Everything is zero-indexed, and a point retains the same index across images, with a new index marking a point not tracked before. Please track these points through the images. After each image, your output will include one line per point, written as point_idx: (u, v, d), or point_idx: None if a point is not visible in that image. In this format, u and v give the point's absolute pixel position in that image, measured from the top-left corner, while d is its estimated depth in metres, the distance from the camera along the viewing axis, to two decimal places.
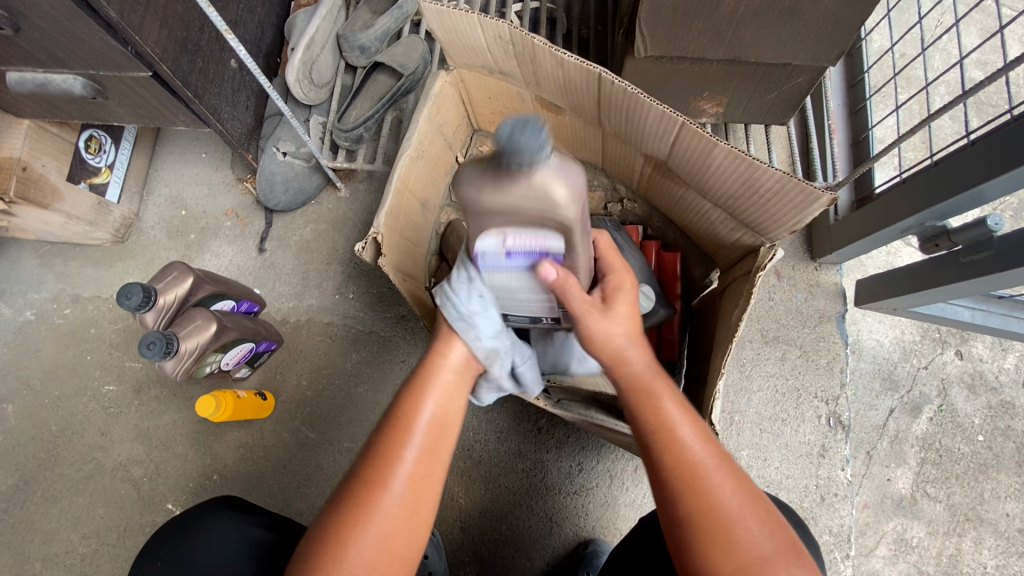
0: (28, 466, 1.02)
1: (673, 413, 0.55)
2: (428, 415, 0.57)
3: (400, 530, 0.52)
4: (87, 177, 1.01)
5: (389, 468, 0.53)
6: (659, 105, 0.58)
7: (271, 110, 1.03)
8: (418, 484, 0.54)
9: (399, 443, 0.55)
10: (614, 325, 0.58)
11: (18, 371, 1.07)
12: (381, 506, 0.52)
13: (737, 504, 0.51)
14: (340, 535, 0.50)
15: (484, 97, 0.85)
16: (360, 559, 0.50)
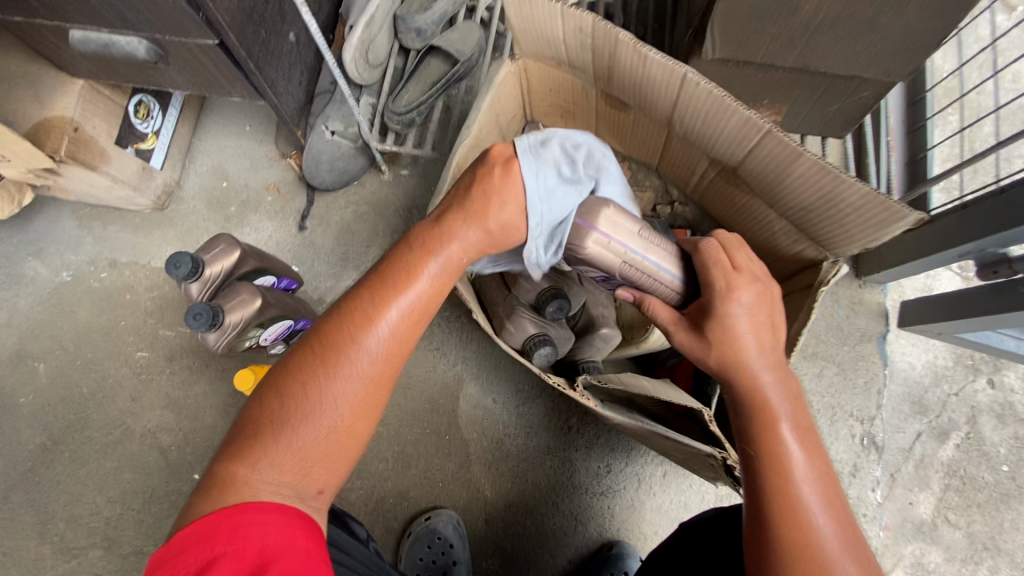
0: (57, 426, 1.03)
1: (788, 441, 0.54)
2: (419, 290, 0.55)
3: (368, 399, 0.53)
4: (134, 142, 1.00)
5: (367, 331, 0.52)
6: (744, 110, 0.57)
7: (321, 87, 1.02)
8: (391, 353, 0.54)
9: (383, 307, 0.54)
10: (740, 333, 0.56)
11: (52, 331, 1.07)
12: (355, 366, 0.52)
13: (836, 546, 0.50)
14: (305, 390, 0.51)
15: (545, 88, 0.83)
16: (317, 424, 0.51)
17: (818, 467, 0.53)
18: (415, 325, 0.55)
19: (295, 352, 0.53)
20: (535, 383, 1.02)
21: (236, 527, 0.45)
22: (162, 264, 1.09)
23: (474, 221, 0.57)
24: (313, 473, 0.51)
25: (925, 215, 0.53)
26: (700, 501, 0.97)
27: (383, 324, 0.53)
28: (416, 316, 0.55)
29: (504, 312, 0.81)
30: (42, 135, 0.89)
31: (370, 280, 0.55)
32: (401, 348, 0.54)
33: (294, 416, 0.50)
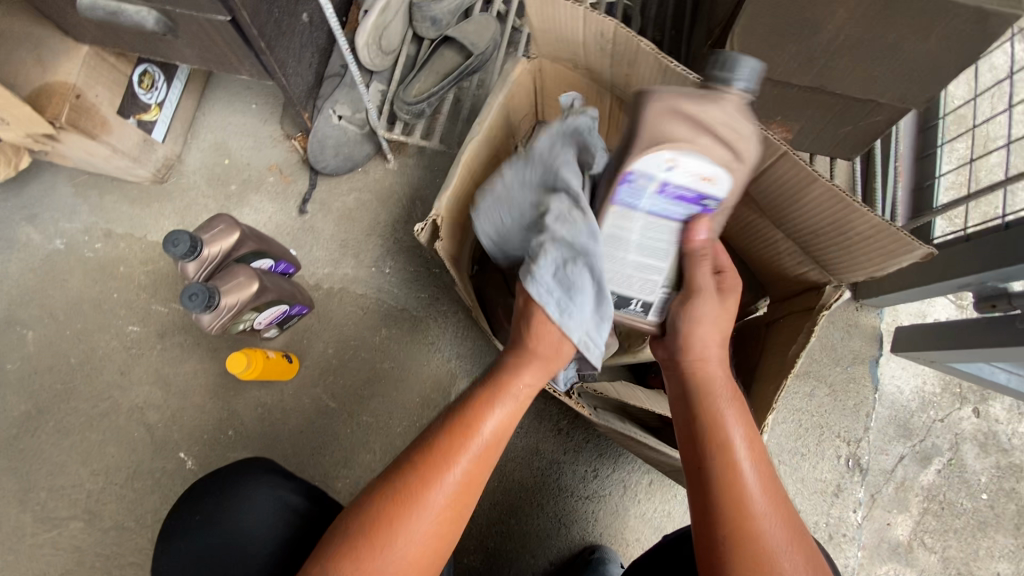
0: (43, 396, 1.02)
1: (732, 427, 0.58)
2: (489, 430, 0.57)
3: (439, 538, 0.55)
4: (136, 112, 0.99)
5: (446, 471, 0.55)
6: (762, 129, 0.57)
7: (331, 71, 1.00)
8: (467, 487, 0.56)
9: (457, 448, 0.56)
10: (703, 331, 0.61)
11: (42, 299, 1.05)
12: (430, 503, 0.54)
13: (773, 527, 0.54)
14: (380, 527, 0.53)
15: (560, 90, 0.83)
16: (393, 557, 0.53)
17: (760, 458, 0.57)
18: (482, 466, 0.56)
19: (371, 493, 0.55)
20: None
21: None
22: (158, 238, 1.07)
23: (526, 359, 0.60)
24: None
25: (933, 249, 0.54)
26: (685, 511, 0.98)
27: (462, 463, 0.55)
28: (485, 457, 0.57)
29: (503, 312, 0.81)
30: (43, 99, 0.87)
31: (444, 418, 0.58)
32: (472, 485, 0.56)
33: (371, 549, 0.52)
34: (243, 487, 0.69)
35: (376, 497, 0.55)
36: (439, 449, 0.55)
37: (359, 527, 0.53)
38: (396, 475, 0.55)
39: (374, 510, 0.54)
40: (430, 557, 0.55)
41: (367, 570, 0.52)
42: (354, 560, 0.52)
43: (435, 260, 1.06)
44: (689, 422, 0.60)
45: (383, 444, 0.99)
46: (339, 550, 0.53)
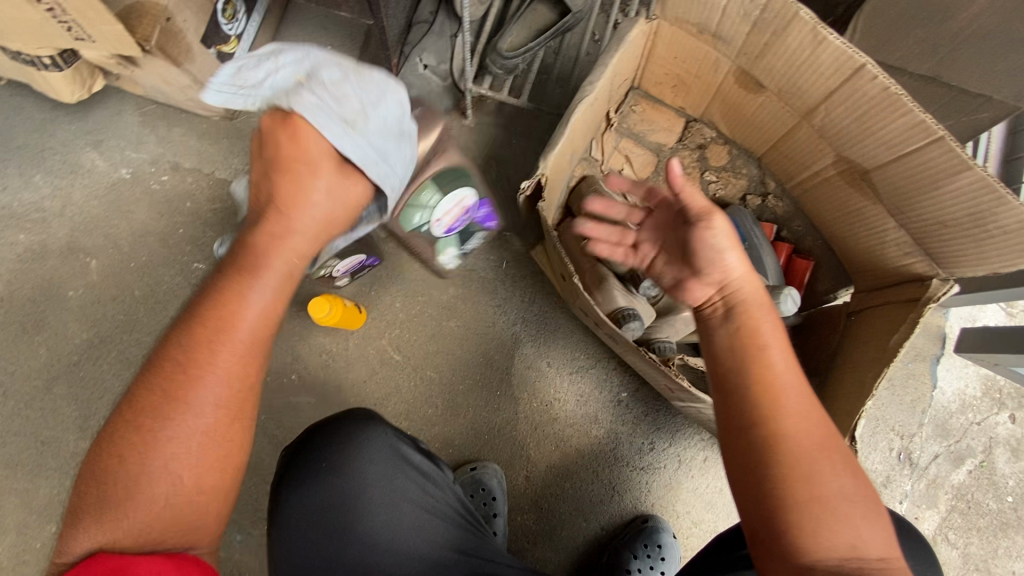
0: (106, 325, 1.01)
1: (772, 348, 0.56)
2: (257, 304, 0.53)
3: (217, 438, 0.52)
4: (217, 43, 0.95)
5: (204, 353, 0.51)
6: (917, 111, 0.56)
7: (420, 17, 0.98)
8: (248, 355, 0.53)
9: (214, 332, 0.52)
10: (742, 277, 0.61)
11: (106, 228, 1.04)
12: (194, 401, 0.51)
13: (811, 440, 0.51)
14: (142, 447, 0.50)
15: (671, 56, 0.81)
16: (166, 467, 0.50)
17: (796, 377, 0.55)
18: (254, 349, 0.53)
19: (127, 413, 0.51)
20: (592, 353, 1.02)
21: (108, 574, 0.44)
22: (226, 175, 1.05)
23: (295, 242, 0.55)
24: (180, 520, 0.50)
25: None
26: None
27: (228, 346, 0.52)
28: (259, 329, 0.54)
29: (592, 280, 0.81)
30: (134, 19, 0.83)
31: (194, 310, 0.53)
32: (247, 371, 0.53)
33: (141, 468, 0.49)
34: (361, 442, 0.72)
35: (130, 423, 0.50)
36: (197, 341, 0.51)
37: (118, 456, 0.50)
38: (159, 384, 0.51)
39: (133, 431, 0.50)
40: (220, 466, 0.52)
41: (135, 498, 0.49)
42: (132, 486, 0.49)
43: (506, 223, 1.05)
44: (730, 344, 0.58)
45: (443, 400, 1.00)
46: (107, 483, 0.49)
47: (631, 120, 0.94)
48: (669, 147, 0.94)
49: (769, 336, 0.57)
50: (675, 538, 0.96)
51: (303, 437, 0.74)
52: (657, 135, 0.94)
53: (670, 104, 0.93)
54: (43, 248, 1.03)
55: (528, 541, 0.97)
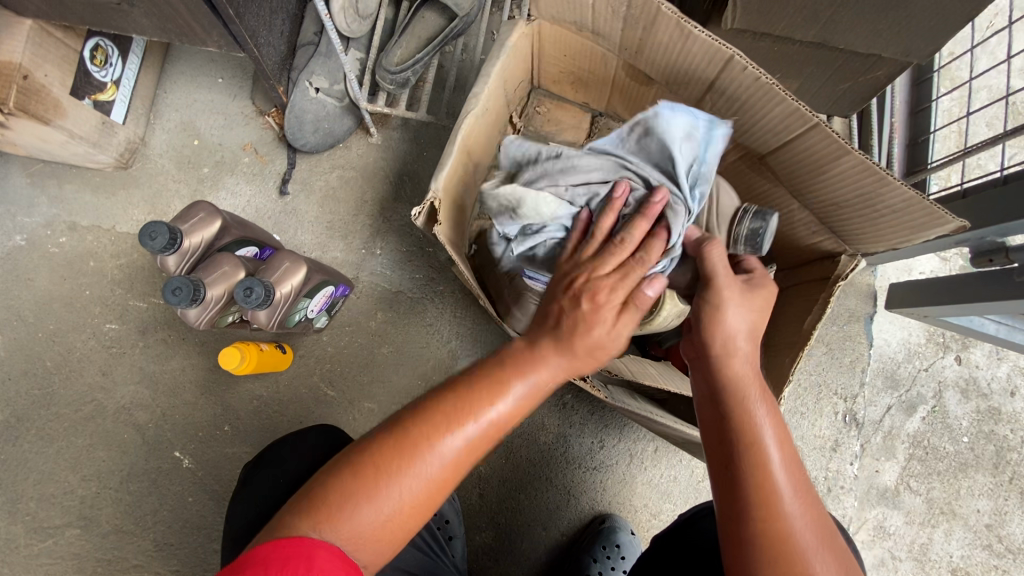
0: (21, 402, 0.96)
1: (763, 421, 0.54)
2: (477, 424, 0.49)
3: (426, 498, 0.48)
4: (91, 93, 0.90)
5: (423, 445, 0.48)
6: (795, 100, 0.55)
7: (304, 39, 0.94)
8: (463, 458, 0.49)
9: (424, 440, 0.48)
10: (728, 329, 0.57)
11: (8, 300, 0.98)
12: (423, 467, 0.47)
13: (800, 523, 0.51)
14: (365, 482, 0.46)
15: (558, 54, 0.78)
16: (375, 507, 0.46)
17: (792, 463, 0.53)
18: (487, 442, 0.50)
19: (369, 439, 0.49)
20: None
21: (275, 568, 0.40)
22: (129, 229, 1.01)
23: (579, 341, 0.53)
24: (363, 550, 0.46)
25: (964, 223, 0.54)
26: (690, 475, 0.99)
27: (453, 436, 0.48)
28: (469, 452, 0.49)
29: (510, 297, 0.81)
30: None
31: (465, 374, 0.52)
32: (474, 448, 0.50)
33: (350, 496, 0.46)
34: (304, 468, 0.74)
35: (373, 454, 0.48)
36: (440, 411, 0.49)
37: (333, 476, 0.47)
38: (393, 433, 0.49)
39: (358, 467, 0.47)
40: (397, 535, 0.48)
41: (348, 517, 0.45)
42: (337, 511, 0.45)
43: (428, 239, 1.02)
44: (715, 403, 0.57)
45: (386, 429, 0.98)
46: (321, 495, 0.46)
47: (537, 122, 0.91)
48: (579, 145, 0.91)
49: (773, 424, 0.54)
50: (633, 534, 0.96)
51: (240, 488, 0.75)
52: (565, 135, 0.91)
53: (572, 100, 0.90)
54: None
55: (490, 558, 0.96)
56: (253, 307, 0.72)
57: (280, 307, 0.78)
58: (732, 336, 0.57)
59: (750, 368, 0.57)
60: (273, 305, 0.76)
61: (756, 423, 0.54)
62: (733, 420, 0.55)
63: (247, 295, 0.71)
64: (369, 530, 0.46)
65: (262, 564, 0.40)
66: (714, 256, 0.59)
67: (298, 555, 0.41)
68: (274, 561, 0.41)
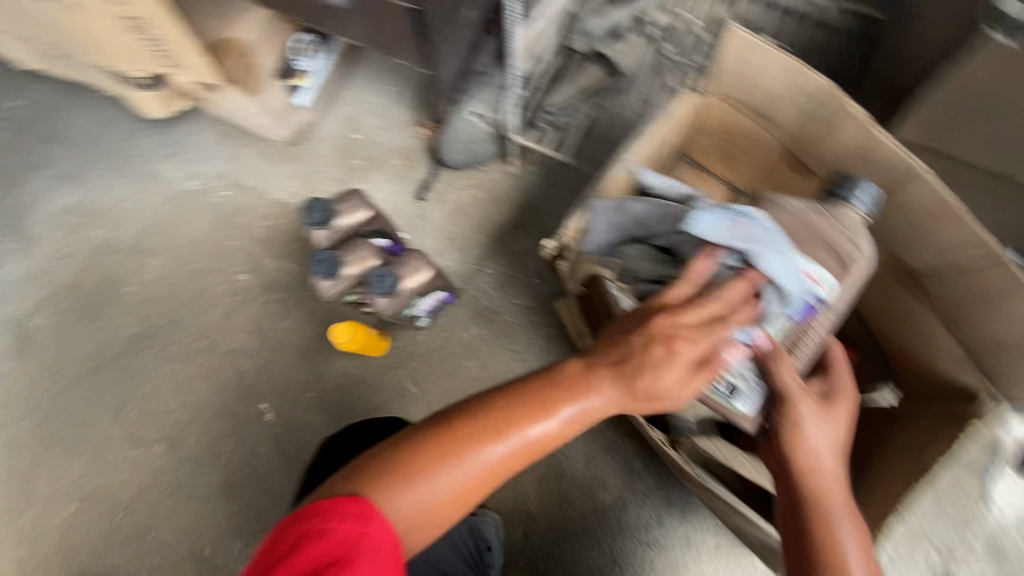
0: (153, 321, 1.09)
1: (847, 544, 0.50)
2: (534, 434, 0.48)
3: (444, 503, 0.47)
4: (290, 78, 1.04)
5: (478, 442, 0.47)
6: (977, 225, 0.56)
7: (474, 68, 0.99)
8: (519, 457, 0.48)
9: (483, 437, 0.47)
10: (813, 439, 0.55)
11: (169, 233, 1.13)
12: (468, 465, 0.47)
13: None
14: (415, 466, 0.46)
15: (718, 130, 0.80)
16: (402, 494, 0.45)
17: None
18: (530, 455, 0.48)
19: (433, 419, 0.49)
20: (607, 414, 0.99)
21: (335, 520, 0.43)
22: (281, 196, 1.13)
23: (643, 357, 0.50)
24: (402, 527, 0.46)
25: None
26: None
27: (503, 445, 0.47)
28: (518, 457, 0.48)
29: None
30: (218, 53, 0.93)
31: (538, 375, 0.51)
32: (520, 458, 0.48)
33: (395, 473, 0.46)
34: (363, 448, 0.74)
35: (434, 440, 0.47)
36: (510, 410, 0.48)
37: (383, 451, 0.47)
38: (459, 421, 0.48)
39: (410, 451, 0.47)
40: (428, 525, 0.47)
41: (392, 494, 0.45)
42: (386, 490, 0.45)
43: (536, 270, 1.06)
44: (794, 513, 0.53)
45: None
46: (378, 466, 0.46)
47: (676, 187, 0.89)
48: None
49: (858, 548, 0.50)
50: None
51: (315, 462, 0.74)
52: None
53: None
54: (111, 245, 1.14)
55: None
56: (381, 293, 0.79)
57: (400, 299, 0.85)
58: (813, 451, 0.55)
59: (844, 488, 0.54)
60: (394, 296, 0.84)
61: (841, 547, 0.50)
62: (812, 534, 0.51)
63: (381, 282, 0.80)
64: (386, 517, 0.45)
65: (326, 538, 0.42)
66: (788, 373, 0.57)
67: (360, 518, 0.43)
68: (337, 512, 0.43)
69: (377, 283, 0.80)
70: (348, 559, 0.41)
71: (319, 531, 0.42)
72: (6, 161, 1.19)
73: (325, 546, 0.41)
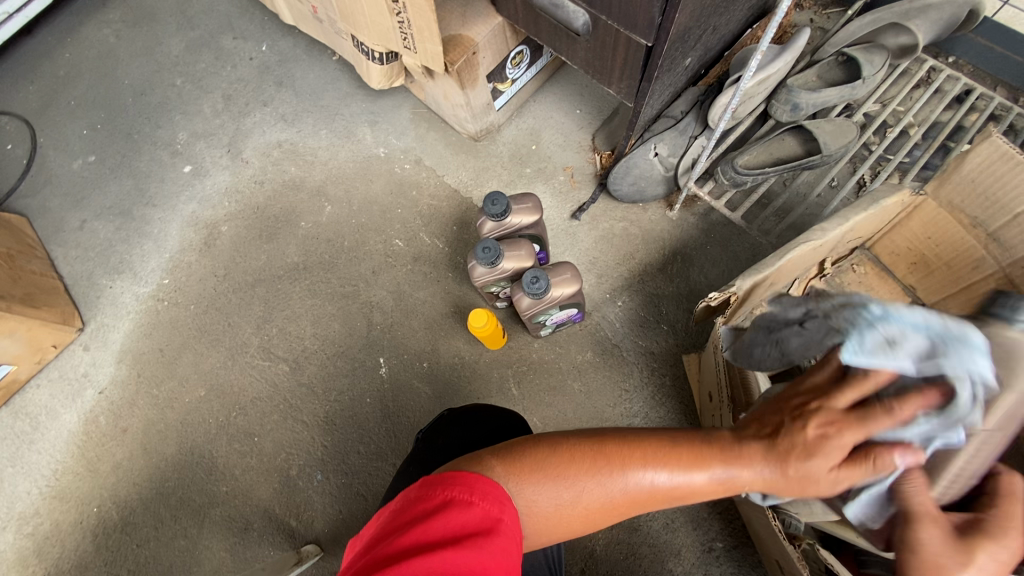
0: (314, 258, 1.22)
1: None
2: (667, 481, 0.50)
3: (595, 515, 0.51)
4: (497, 80, 1.14)
5: (624, 469, 0.50)
6: None
7: (670, 112, 1.04)
8: (646, 498, 0.51)
9: (621, 469, 0.50)
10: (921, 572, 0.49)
11: (350, 187, 1.27)
12: (607, 485, 0.50)
13: None
14: (557, 472, 0.50)
15: (925, 234, 0.79)
16: (558, 498, 0.50)
17: None
18: (661, 497, 0.51)
19: (580, 436, 0.52)
20: None
21: (478, 498, 0.45)
22: (452, 182, 1.22)
23: (793, 459, 0.47)
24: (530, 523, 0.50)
25: None
26: None
27: (661, 476, 0.50)
28: (647, 500, 0.51)
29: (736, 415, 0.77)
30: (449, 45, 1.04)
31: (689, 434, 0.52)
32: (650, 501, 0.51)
33: (540, 472, 0.50)
34: (470, 429, 0.76)
35: (582, 451, 0.51)
36: (657, 454, 0.50)
37: (529, 457, 0.50)
38: (603, 440, 0.51)
39: (567, 459, 0.50)
40: (553, 527, 0.51)
41: (535, 487, 0.49)
42: (522, 482, 0.49)
43: (667, 317, 1.06)
44: None
45: None
46: (532, 459, 0.50)
47: (849, 279, 0.88)
48: None
49: None
50: None
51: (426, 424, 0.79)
52: None
53: (898, 276, 0.87)
54: (300, 183, 1.29)
55: None
56: (532, 294, 0.83)
57: (541, 305, 0.88)
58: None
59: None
60: (538, 301, 0.87)
61: None
62: None
63: (534, 286, 0.83)
64: (543, 517, 0.49)
65: (467, 509, 0.44)
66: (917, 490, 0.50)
67: (493, 518, 0.44)
68: (479, 488, 0.46)
69: (531, 285, 0.84)
70: (487, 534, 0.43)
71: (451, 506, 0.44)
72: (245, 93, 1.41)
73: (455, 518, 0.43)
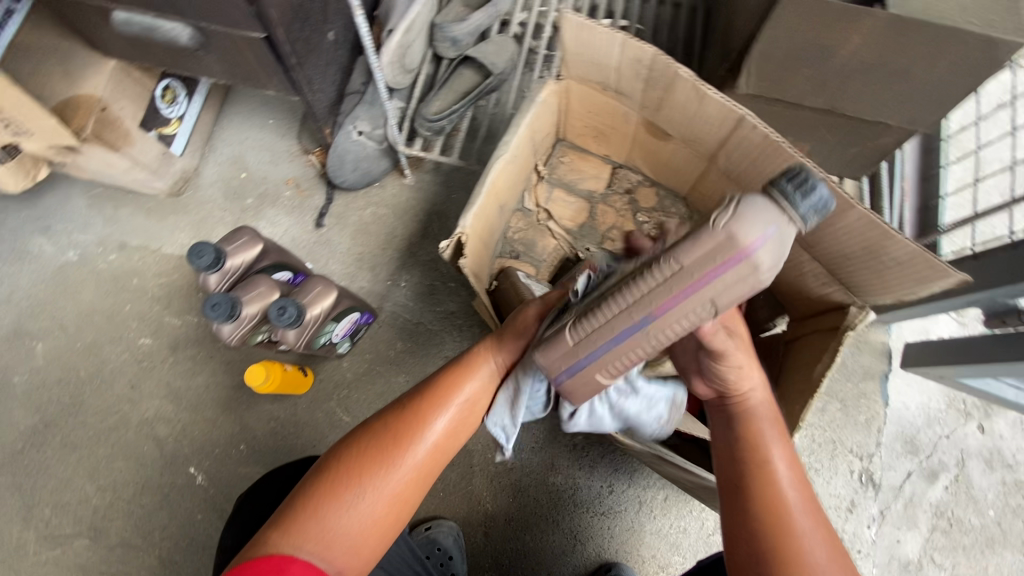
0: (50, 409, 1.00)
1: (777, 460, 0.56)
2: (436, 430, 0.56)
3: (403, 497, 0.54)
4: (158, 126, 1.00)
5: (399, 442, 0.54)
6: (798, 155, 0.62)
7: (351, 88, 1.02)
8: (433, 455, 0.56)
9: (397, 447, 0.54)
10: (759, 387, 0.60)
11: (54, 310, 1.05)
12: (393, 471, 0.53)
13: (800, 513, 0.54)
14: (335, 492, 0.52)
15: (585, 109, 0.85)
16: (353, 512, 0.52)
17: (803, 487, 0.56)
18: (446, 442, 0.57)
19: (341, 448, 0.55)
20: None
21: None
22: (173, 250, 1.07)
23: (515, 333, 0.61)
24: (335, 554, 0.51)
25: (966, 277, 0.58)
26: (700, 527, 0.97)
27: (432, 428, 0.56)
28: (432, 459, 0.56)
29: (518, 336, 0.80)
30: (69, 112, 0.88)
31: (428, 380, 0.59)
32: (436, 455, 0.56)
33: (315, 508, 0.51)
34: None
35: (347, 461, 0.54)
36: (413, 413, 0.56)
37: (302, 504, 0.51)
38: (364, 433, 0.56)
39: (335, 476, 0.53)
40: (366, 545, 0.52)
41: (325, 519, 0.51)
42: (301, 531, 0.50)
43: (450, 273, 1.07)
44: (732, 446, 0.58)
45: None
46: (304, 502, 0.52)
47: (561, 170, 0.97)
48: (600, 193, 0.96)
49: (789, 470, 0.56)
50: None
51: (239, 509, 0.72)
52: (586, 183, 0.96)
53: (595, 153, 0.97)
54: None
55: None
56: (286, 326, 0.77)
57: (310, 328, 0.83)
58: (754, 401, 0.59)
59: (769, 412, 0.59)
60: (304, 326, 0.82)
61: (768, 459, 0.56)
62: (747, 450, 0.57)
63: (283, 316, 0.77)
64: (352, 537, 0.51)
65: None
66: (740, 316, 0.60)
67: None
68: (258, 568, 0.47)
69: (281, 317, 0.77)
70: None
71: None
72: None
73: None
